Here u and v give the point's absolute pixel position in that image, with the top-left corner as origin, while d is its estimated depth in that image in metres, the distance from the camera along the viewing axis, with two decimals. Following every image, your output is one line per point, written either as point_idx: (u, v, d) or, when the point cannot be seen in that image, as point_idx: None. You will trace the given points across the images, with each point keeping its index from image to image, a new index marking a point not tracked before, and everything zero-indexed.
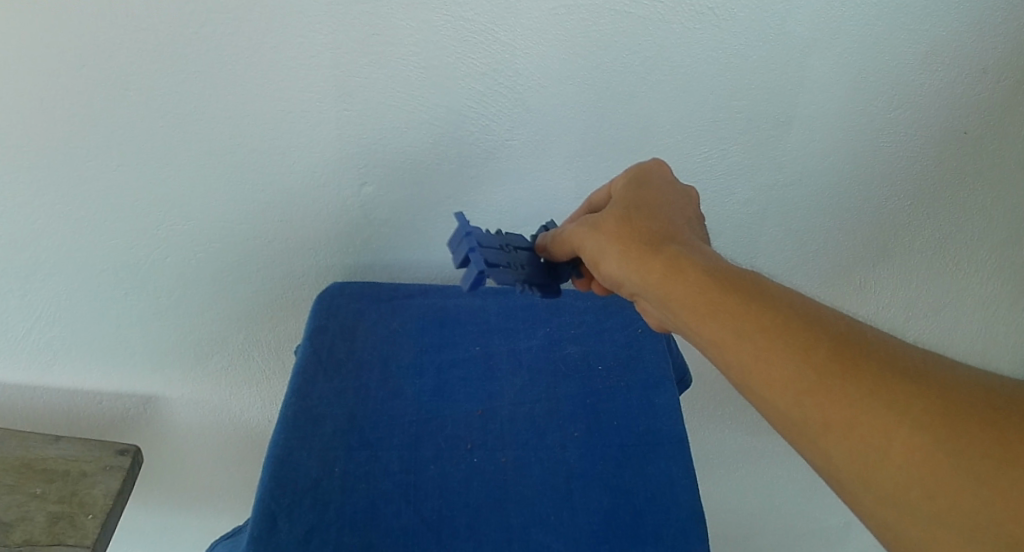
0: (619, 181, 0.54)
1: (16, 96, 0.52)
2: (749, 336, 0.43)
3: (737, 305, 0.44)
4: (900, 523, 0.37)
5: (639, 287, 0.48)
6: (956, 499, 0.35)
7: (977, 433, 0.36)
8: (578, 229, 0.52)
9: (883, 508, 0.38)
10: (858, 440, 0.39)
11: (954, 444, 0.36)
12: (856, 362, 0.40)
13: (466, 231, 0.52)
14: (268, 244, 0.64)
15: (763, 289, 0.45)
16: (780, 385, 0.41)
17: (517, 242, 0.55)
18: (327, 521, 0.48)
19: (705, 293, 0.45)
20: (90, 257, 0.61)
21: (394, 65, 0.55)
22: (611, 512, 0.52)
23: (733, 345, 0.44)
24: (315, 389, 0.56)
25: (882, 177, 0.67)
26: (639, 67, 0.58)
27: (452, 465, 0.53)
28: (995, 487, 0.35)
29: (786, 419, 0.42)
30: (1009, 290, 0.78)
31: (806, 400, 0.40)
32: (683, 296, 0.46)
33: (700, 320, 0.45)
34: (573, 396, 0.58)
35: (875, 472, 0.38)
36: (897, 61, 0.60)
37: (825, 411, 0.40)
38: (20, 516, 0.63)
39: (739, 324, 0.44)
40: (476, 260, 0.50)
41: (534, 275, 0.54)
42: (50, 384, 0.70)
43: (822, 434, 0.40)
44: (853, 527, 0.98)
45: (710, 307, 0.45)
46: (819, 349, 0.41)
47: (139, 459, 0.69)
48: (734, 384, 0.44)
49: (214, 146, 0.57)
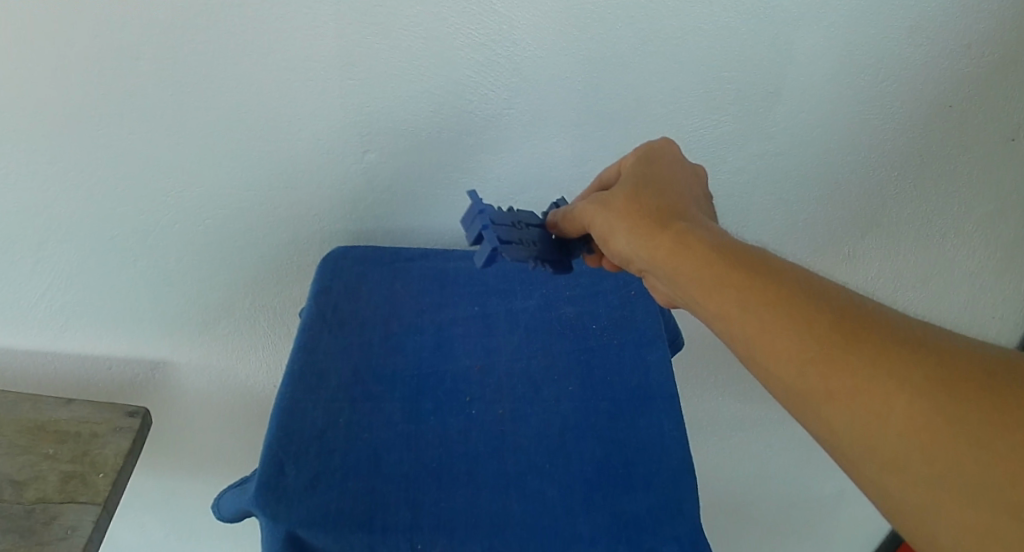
0: (629, 158, 0.56)
1: (32, 64, 0.54)
2: (754, 309, 0.43)
3: (741, 276, 0.44)
4: (903, 491, 0.36)
5: (647, 262, 0.49)
6: (956, 464, 0.34)
7: (980, 395, 0.35)
8: (588, 206, 0.53)
9: (886, 476, 0.37)
10: (861, 408, 0.38)
11: (956, 407, 0.35)
12: (858, 332, 0.39)
13: (479, 208, 0.53)
14: (274, 210, 0.66)
15: (768, 262, 0.45)
16: (786, 356, 0.41)
17: (528, 219, 0.57)
18: (333, 467, 0.51)
19: (710, 266, 0.45)
20: (103, 223, 0.63)
21: (398, 35, 0.57)
22: (604, 460, 0.54)
23: (738, 316, 0.43)
24: (321, 345, 0.58)
25: (871, 147, 0.69)
26: (632, 39, 0.60)
27: (452, 417, 0.55)
28: (993, 451, 0.34)
29: (790, 390, 0.41)
30: (996, 260, 0.80)
31: (810, 371, 0.40)
32: (690, 270, 0.46)
33: (706, 294, 0.45)
34: (568, 353, 0.60)
35: (878, 439, 0.37)
36: (883, 36, 0.62)
37: (828, 381, 0.39)
38: (33, 475, 0.65)
39: (744, 296, 0.43)
40: (489, 237, 0.52)
41: (545, 252, 0.55)
42: (61, 349, 0.72)
43: (826, 403, 0.39)
44: (844, 495, 1.01)
45: (716, 280, 0.45)
46: (825, 319, 0.40)
47: (148, 421, 0.71)
48: (740, 356, 0.44)
49: (223, 114, 0.59)
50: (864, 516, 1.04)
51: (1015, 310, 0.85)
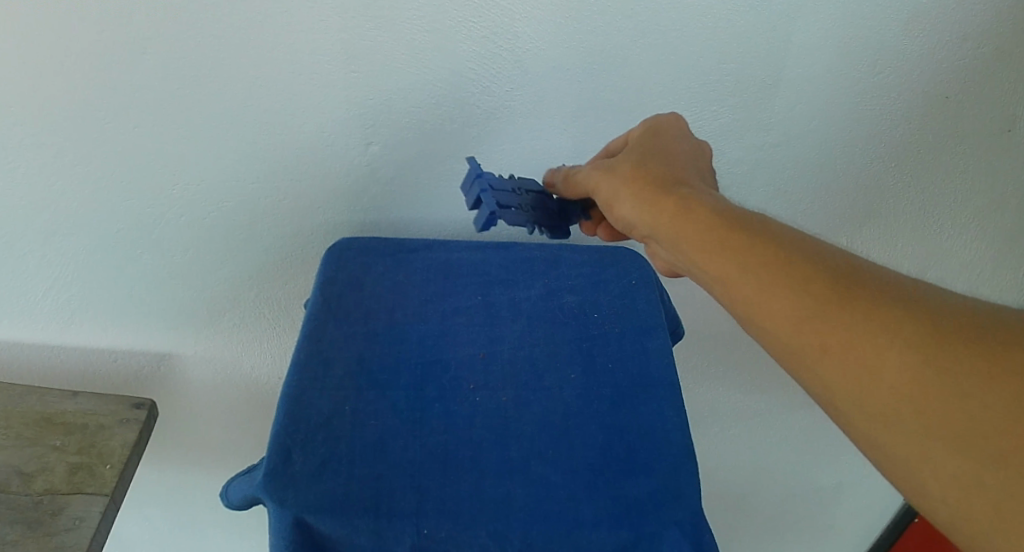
0: (636, 130, 0.56)
1: (39, 58, 0.55)
2: (753, 268, 0.43)
3: (741, 238, 0.45)
4: (891, 444, 0.37)
5: (648, 228, 0.49)
6: (949, 418, 0.35)
7: (973, 351, 0.36)
8: (592, 173, 0.54)
9: (877, 428, 0.38)
10: (857, 362, 0.38)
11: (950, 361, 0.36)
12: (857, 290, 0.40)
13: (480, 173, 0.55)
14: (278, 203, 0.66)
15: (768, 225, 0.45)
16: (784, 313, 0.41)
17: (531, 186, 0.59)
18: (339, 454, 0.51)
19: (710, 229, 0.46)
20: (109, 216, 0.64)
21: (401, 28, 0.58)
22: (606, 446, 0.54)
23: (737, 277, 0.44)
24: (327, 334, 0.59)
25: (869, 137, 0.70)
26: (633, 31, 0.61)
27: (456, 404, 0.56)
28: (987, 407, 0.35)
29: (786, 346, 0.41)
30: (993, 250, 0.80)
31: (808, 326, 0.40)
32: (691, 233, 0.46)
33: (704, 257, 0.45)
34: (570, 341, 0.61)
35: (871, 394, 0.38)
36: (879, 27, 0.63)
37: (825, 337, 0.40)
38: (42, 466, 0.66)
39: (745, 257, 0.44)
40: (487, 201, 0.54)
41: (544, 216, 0.57)
42: (68, 343, 0.73)
43: (820, 358, 0.40)
44: (844, 484, 1.02)
45: (716, 243, 0.45)
46: (824, 277, 0.41)
47: (154, 413, 0.72)
48: (736, 315, 0.44)
49: (228, 107, 0.60)
50: (863, 506, 1.05)
51: (1013, 301, 0.85)
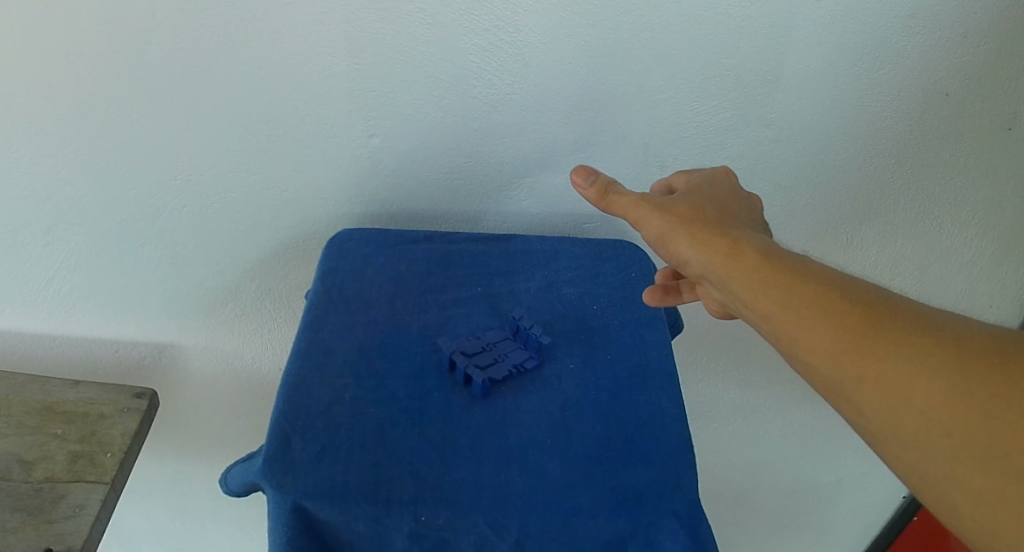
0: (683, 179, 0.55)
1: (45, 47, 0.55)
2: (807, 311, 0.42)
3: (797, 281, 0.43)
4: (923, 467, 0.39)
5: (702, 268, 0.47)
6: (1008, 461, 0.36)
7: (993, 374, 0.37)
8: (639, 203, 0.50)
9: (907, 452, 0.39)
10: (887, 388, 0.39)
11: (976, 384, 0.37)
12: (911, 334, 0.40)
13: None
14: (280, 195, 0.67)
15: (823, 269, 0.44)
16: (816, 341, 0.42)
17: None
18: (338, 441, 0.51)
19: (764, 270, 0.44)
20: (112, 205, 0.64)
21: (403, 21, 0.59)
22: (605, 436, 0.54)
23: (792, 319, 0.43)
24: (327, 323, 0.59)
25: (869, 134, 0.70)
26: (633, 25, 0.61)
27: (455, 394, 0.56)
28: None
29: (817, 372, 0.42)
30: (994, 249, 0.80)
31: (839, 355, 0.41)
32: (746, 275, 0.44)
33: (757, 297, 0.44)
34: (569, 333, 0.61)
35: (924, 435, 0.38)
36: (879, 24, 0.63)
37: (876, 377, 0.40)
38: (43, 454, 0.66)
39: (802, 300, 0.43)
40: None
41: None
42: (70, 333, 0.73)
43: (869, 397, 0.40)
44: (843, 482, 1.02)
45: (771, 284, 0.44)
46: (879, 321, 0.41)
47: (155, 403, 0.72)
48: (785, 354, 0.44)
49: (232, 97, 0.60)
50: (862, 504, 1.05)
51: (1013, 300, 0.85)
